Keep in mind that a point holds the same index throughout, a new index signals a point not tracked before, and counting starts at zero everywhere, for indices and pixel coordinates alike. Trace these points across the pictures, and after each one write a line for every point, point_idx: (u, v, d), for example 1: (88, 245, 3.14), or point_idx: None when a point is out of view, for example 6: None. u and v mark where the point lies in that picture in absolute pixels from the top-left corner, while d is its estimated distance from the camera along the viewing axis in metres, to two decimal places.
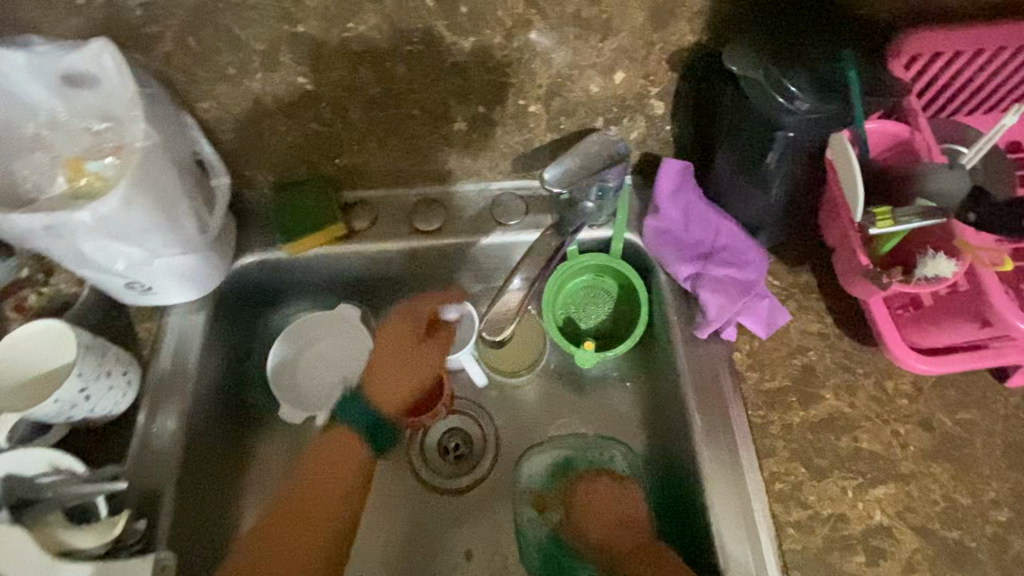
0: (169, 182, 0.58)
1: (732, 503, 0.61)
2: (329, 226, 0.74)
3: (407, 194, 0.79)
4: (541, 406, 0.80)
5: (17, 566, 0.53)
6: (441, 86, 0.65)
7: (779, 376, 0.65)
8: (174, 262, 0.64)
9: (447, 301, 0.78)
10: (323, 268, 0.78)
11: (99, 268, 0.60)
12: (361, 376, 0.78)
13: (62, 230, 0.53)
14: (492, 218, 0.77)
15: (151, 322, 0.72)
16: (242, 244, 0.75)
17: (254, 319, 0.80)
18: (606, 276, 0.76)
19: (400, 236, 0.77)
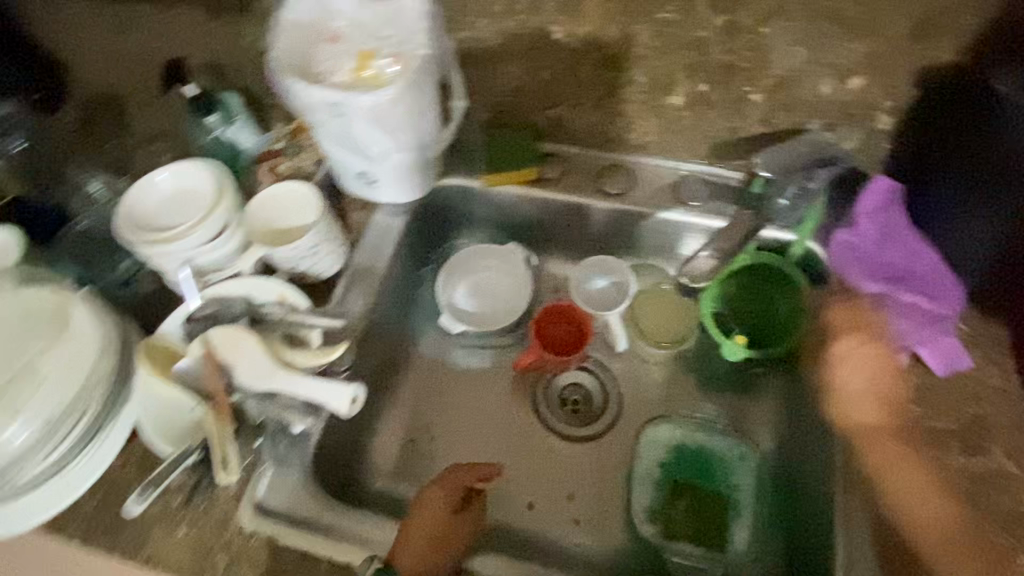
0: (428, 89, 0.68)
1: (868, 523, 0.61)
2: (526, 168, 0.81)
3: (597, 156, 0.82)
4: (668, 387, 0.84)
5: (247, 365, 0.60)
6: (676, 57, 0.69)
7: (946, 418, 0.63)
8: (404, 162, 0.73)
9: (606, 268, 0.85)
10: (507, 207, 0.86)
11: (351, 151, 0.70)
12: (515, 308, 0.86)
13: (343, 110, 0.64)
14: (676, 197, 0.79)
15: (361, 213, 0.82)
16: (448, 166, 0.84)
17: (437, 236, 0.90)
18: (770, 280, 0.77)
19: (586, 192, 0.81)
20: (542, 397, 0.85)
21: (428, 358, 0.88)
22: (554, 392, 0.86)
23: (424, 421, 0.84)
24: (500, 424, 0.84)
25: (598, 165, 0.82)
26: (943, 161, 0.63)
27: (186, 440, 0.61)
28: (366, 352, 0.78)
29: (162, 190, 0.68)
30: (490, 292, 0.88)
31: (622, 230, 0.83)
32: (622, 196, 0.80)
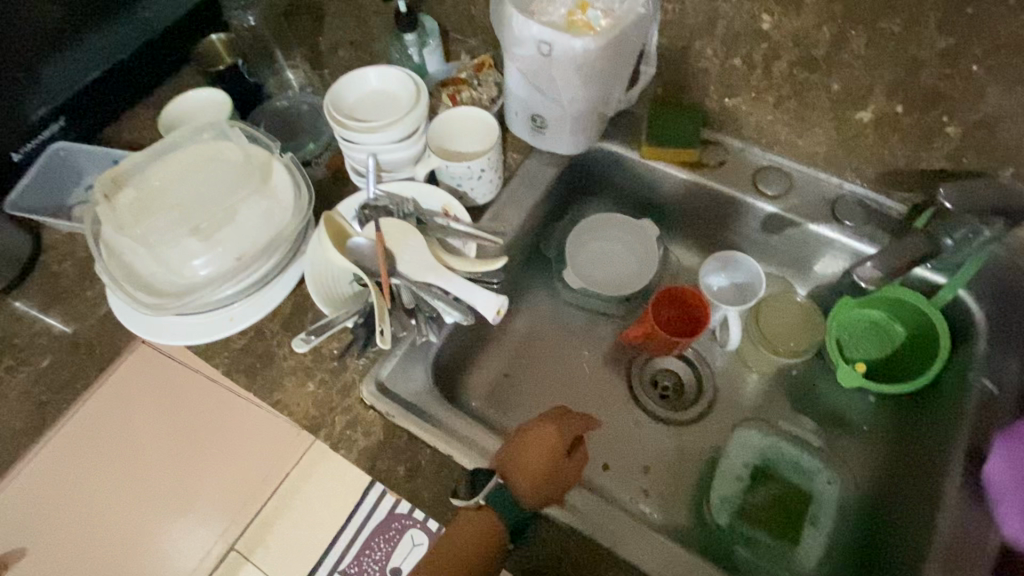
0: (627, 49, 0.71)
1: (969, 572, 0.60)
2: (690, 149, 0.83)
3: (760, 157, 0.84)
4: (766, 396, 0.84)
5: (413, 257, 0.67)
6: (883, 70, 0.68)
7: None
8: (580, 114, 0.77)
9: (727, 267, 0.86)
10: (654, 184, 0.88)
11: (537, 92, 0.74)
12: (636, 283, 0.88)
13: (550, 50, 0.68)
14: (832, 211, 0.80)
15: (517, 154, 0.86)
16: (610, 132, 0.86)
17: (575, 196, 0.92)
18: (905, 318, 0.77)
19: (741, 185, 0.83)
20: (636, 374, 0.87)
21: (539, 305, 0.92)
22: (648, 373, 0.87)
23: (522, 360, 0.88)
24: (592, 384, 0.86)
25: (757, 165, 0.84)
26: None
27: (344, 305, 0.69)
28: None
29: (366, 88, 0.75)
30: (614, 260, 0.90)
31: (766, 231, 0.84)
32: (777, 196, 0.81)
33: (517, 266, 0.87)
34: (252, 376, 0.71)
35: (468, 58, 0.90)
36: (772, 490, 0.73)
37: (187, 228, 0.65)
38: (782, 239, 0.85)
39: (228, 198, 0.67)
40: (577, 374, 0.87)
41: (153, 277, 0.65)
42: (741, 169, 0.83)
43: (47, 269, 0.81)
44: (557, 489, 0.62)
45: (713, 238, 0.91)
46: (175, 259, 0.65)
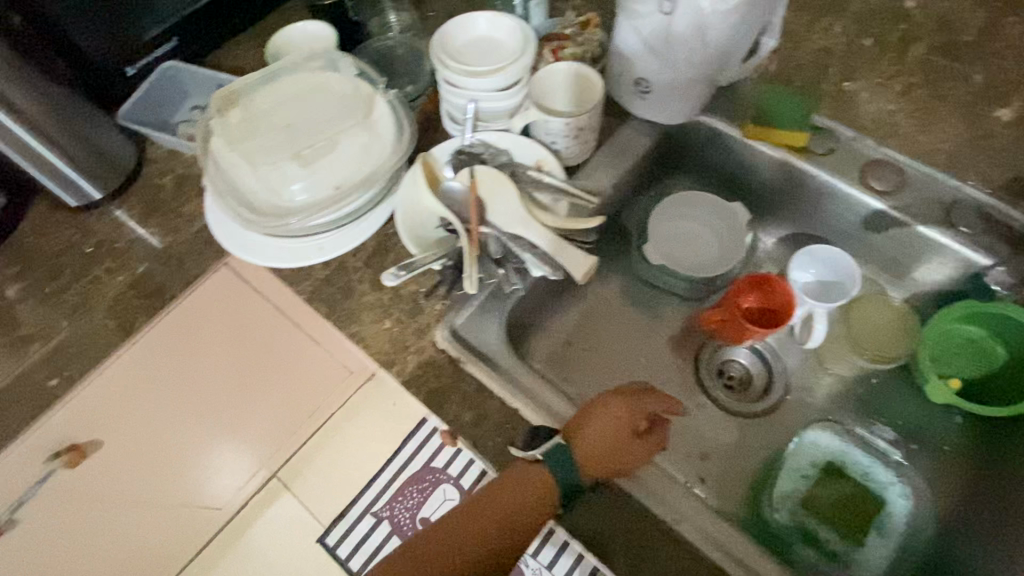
0: (755, 11, 0.68)
1: None
2: (799, 133, 0.78)
3: (869, 149, 0.78)
4: (838, 399, 0.81)
5: (507, 210, 0.68)
6: None
7: None
8: (695, 81, 0.73)
9: (817, 264, 0.81)
10: (752, 165, 0.83)
11: (651, 54, 0.71)
12: (718, 270, 0.85)
13: (673, 6, 0.65)
14: (947, 217, 0.74)
15: (612, 117, 0.82)
16: (711, 106, 0.82)
17: (663, 171, 0.88)
18: (1009, 338, 0.72)
19: (849, 178, 0.77)
20: (704, 361, 0.85)
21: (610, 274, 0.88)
22: (716, 361, 0.85)
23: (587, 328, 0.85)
24: (658, 363, 0.84)
25: (868, 156, 0.78)
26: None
27: (433, 247, 0.70)
28: None
29: (474, 33, 0.73)
30: (702, 239, 0.87)
31: (869, 229, 0.80)
32: (887, 194, 0.76)
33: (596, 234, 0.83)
34: (330, 304, 0.72)
35: (573, 15, 0.87)
36: (821, 493, 0.71)
37: (290, 153, 0.66)
38: (886, 239, 0.79)
39: (328, 126, 0.67)
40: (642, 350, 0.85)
41: (257, 197, 0.67)
42: (851, 159, 0.78)
43: (148, 181, 0.85)
44: (622, 466, 0.61)
45: (807, 231, 0.86)
46: (274, 181, 0.65)
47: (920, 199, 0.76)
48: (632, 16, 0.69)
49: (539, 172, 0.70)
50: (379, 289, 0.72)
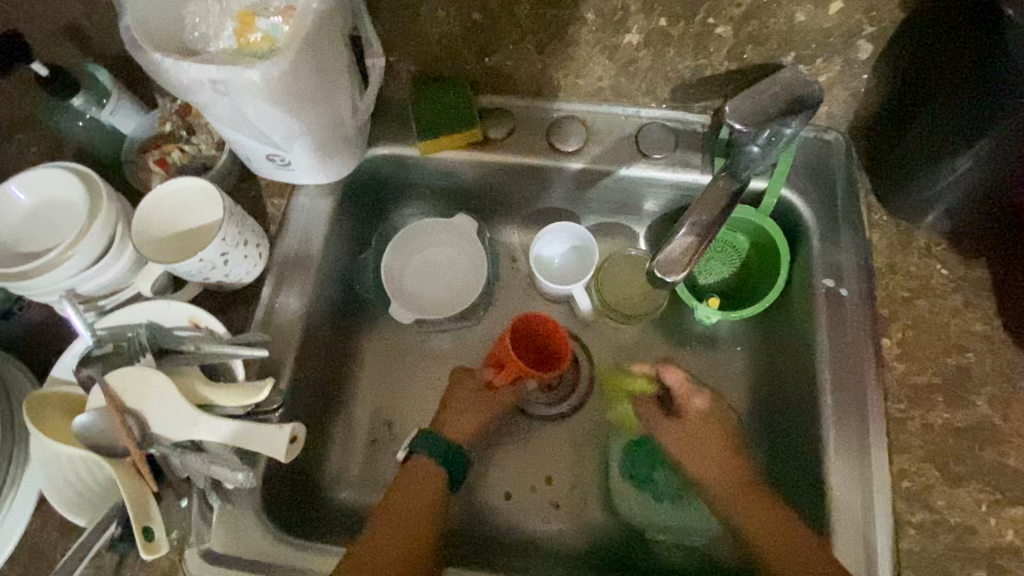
0: (270, 113, 0.53)
1: (932, 373, 0.59)
2: (465, 129, 0.69)
3: (550, 109, 0.71)
4: (710, 363, 0.74)
5: (158, 411, 0.50)
6: (678, 57, 0.63)
7: (929, 371, 0.59)
8: (291, 131, 0.56)
9: (580, 240, 0.75)
10: (530, 192, 0.75)
11: (254, 133, 0.56)
12: (580, 264, 0.76)
13: (228, 88, 0.50)
14: (636, 147, 0.70)
15: (390, 170, 0.73)
16: (484, 175, 0.73)
17: (459, 210, 0.79)
18: (739, 232, 0.72)
19: (536, 151, 0.70)
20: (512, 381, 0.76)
21: (384, 340, 0.78)
22: None
23: (397, 429, 0.74)
24: (521, 453, 0.74)
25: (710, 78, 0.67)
26: (938, 92, 0.55)
27: (103, 503, 0.51)
28: (306, 367, 0.67)
29: (261, 153, 0.60)
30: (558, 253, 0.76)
31: (581, 187, 0.73)
32: (577, 154, 0.70)
33: (418, 280, 0.77)
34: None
35: (166, 99, 0.69)
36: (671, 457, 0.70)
37: None
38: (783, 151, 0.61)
39: (92, 320, 0.56)
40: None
41: None
42: (716, 89, 0.66)
43: None
44: None
45: (528, 209, 0.78)
46: None
47: (765, 98, 0.57)
48: (332, 154, 0.63)
49: (193, 331, 0.55)
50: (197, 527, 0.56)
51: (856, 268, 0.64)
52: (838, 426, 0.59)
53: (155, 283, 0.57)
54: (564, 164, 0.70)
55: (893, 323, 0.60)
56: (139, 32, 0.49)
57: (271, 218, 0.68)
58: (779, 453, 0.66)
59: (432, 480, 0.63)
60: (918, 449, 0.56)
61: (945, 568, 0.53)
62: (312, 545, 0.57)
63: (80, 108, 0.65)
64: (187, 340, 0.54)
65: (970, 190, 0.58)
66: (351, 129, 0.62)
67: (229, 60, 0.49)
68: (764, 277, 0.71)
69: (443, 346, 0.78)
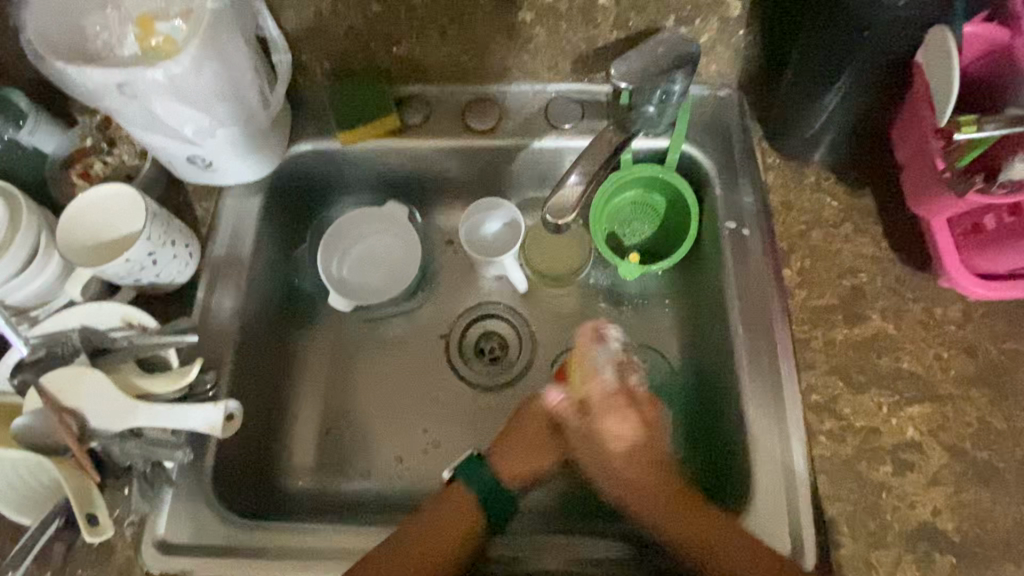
0: (180, 111, 0.56)
1: (830, 295, 0.63)
2: (381, 117, 0.72)
3: (461, 92, 0.75)
4: (641, 317, 0.78)
5: (95, 405, 0.52)
6: (570, 29, 0.67)
7: (828, 294, 0.63)
8: (206, 130, 0.59)
9: (502, 213, 0.79)
10: (453, 173, 0.78)
11: (169, 134, 0.58)
12: (506, 238, 0.78)
13: (134, 91, 0.52)
14: (547, 120, 0.74)
15: (315, 164, 0.75)
16: (408, 162, 0.76)
17: (389, 197, 0.82)
18: (653, 191, 0.75)
19: (453, 132, 0.74)
20: (457, 356, 0.79)
21: (330, 332, 0.80)
22: (469, 346, 0.80)
23: (350, 416, 0.76)
24: (471, 421, 0.76)
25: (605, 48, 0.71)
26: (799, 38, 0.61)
27: (53, 497, 0.52)
28: (247, 359, 0.68)
29: (181, 156, 0.62)
30: (494, 228, 0.79)
31: (501, 163, 0.77)
32: (491, 131, 0.74)
33: (357, 271, 0.80)
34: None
35: (84, 116, 0.71)
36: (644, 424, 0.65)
37: None
38: (676, 110, 0.67)
39: (24, 331, 0.57)
40: (418, 403, 0.77)
41: None
42: (611, 58, 0.71)
43: None
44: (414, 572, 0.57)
45: (454, 192, 0.81)
46: None
47: (649, 58, 0.62)
48: (253, 152, 0.66)
49: (127, 330, 0.56)
50: (151, 517, 0.58)
51: (755, 210, 0.69)
52: (750, 354, 0.64)
53: (84, 289, 0.59)
54: (480, 143, 0.74)
55: (791, 256, 0.65)
56: (41, 45, 0.52)
57: (200, 221, 0.70)
58: (708, 391, 0.71)
59: (470, 510, 0.61)
60: (823, 364, 0.61)
61: (854, 468, 0.57)
62: (271, 525, 0.60)
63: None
64: (122, 337, 0.56)
65: (841, 126, 0.63)
66: (266, 125, 0.65)
67: (131, 63, 0.52)
68: (680, 230, 0.76)
69: (389, 333, 0.80)
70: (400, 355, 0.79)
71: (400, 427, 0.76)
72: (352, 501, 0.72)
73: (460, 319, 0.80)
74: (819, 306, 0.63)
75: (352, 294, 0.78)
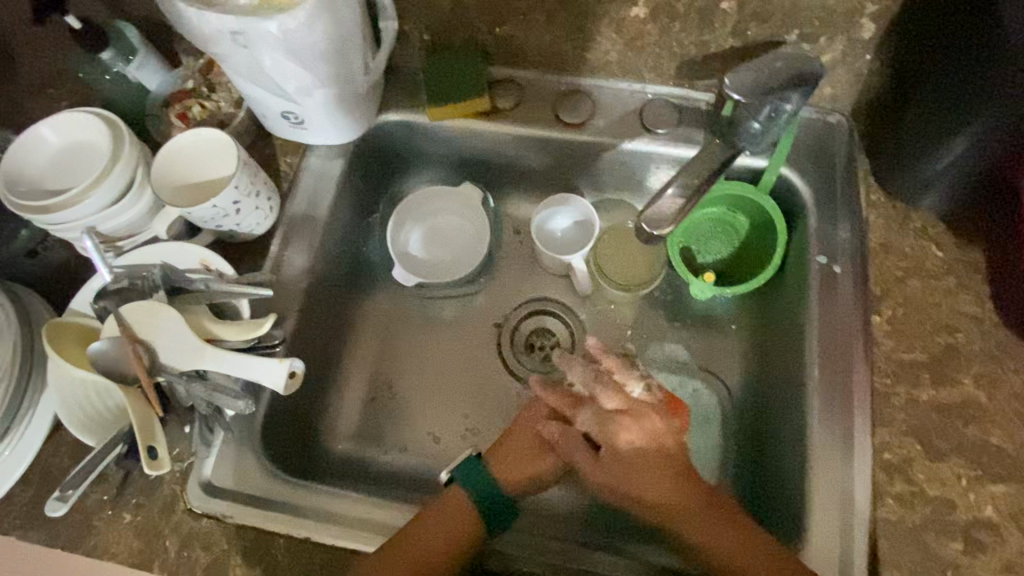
0: (285, 66, 0.56)
1: (920, 350, 0.59)
2: (473, 97, 0.71)
3: (557, 82, 0.73)
4: (704, 337, 0.75)
5: (167, 342, 0.53)
6: (684, 31, 0.64)
7: (918, 348, 0.59)
8: (306, 87, 0.59)
9: (576, 210, 0.77)
10: (535, 163, 0.77)
11: (271, 88, 0.59)
12: (576, 239, 0.77)
13: (246, 41, 0.52)
14: (640, 122, 0.71)
15: (399, 134, 0.75)
16: (491, 146, 0.75)
17: (465, 177, 0.81)
18: (739, 211, 0.72)
19: (542, 122, 0.72)
20: (508, 347, 0.78)
21: (387, 304, 0.80)
22: (522, 338, 0.78)
23: (396, 389, 0.77)
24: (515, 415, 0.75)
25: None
26: (934, 75, 0.56)
27: (118, 421, 0.54)
28: (309, 317, 0.69)
29: (277, 111, 0.63)
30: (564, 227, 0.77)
31: (586, 160, 0.75)
32: (582, 126, 0.71)
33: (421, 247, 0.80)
34: (157, 508, 0.57)
35: (190, 58, 0.72)
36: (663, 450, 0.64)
37: None
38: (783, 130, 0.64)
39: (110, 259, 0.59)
40: (464, 387, 0.76)
41: None
42: (721, 67, 0.67)
43: None
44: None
45: (531, 183, 0.80)
46: None
47: (766, 72, 0.58)
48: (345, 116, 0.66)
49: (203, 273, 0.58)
50: (201, 457, 0.59)
51: (851, 247, 0.65)
52: (823, 398, 0.60)
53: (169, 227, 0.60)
54: (568, 137, 0.72)
55: (884, 302, 0.61)
56: None
57: (282, 175, 0.71)
58: (767, 426, 0.67)
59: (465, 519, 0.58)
60: (901, 423, 0.57)
61: (920, 538, 0.54)
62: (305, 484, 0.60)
63: (109, 62, 0.68)
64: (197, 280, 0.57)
65: (965, 172, 0.58)
66: (363, 92, 0.65)
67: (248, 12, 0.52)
68: (761, 255, 0.72)
69: (443, 313, 0.80)
70: (453, 336, 0.79)
71: (443, 408, 0.75)
72: (385, 471, 0.73)
73: (516, 310, 0.79)
74: (906, 360, 0.59)
75: (416, 269, 0.78)
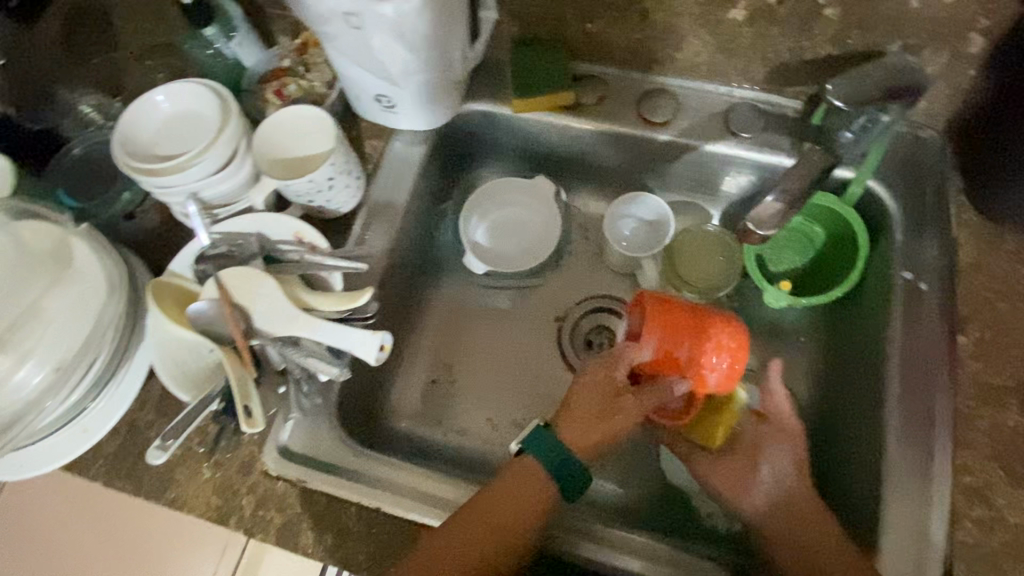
0: (391, 48, 0.57)
1: (1008, 375, 0.58)
2: (557, 92, 0.71)
3: (642, 80, 0.72)
4: (772, 347, 0.75)
5: (263, 310, 0.55)
6: (787, 36, 0.69)
7: (1005, 373, 0.58)
8: (404, 70, 0.60)
9: (649, 209, 0.77)
10: (611, 160, 0.77)
11: (371, 69, 0.60)
12: (648, 238, 0.76)
13: (359, 22, 0.54)
14: (724, 125, 0.69)
15: (480, 123, 0.76)
16: (569, 140, 0.75)
17: (538, 170, 0.82)
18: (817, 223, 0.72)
19: (624, 120, 0.71)
20: (569, 342, 0.78)
21: (454, 291, 0.82)
22: (583, 335, 0.79)
23: (457, 373, 0.78)
24: None
25: (809, 62, 0.68)
26: None
27: (211, 380, 0.57)
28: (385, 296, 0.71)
29: (371, 92, 0.65)
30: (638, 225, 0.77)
31: (664, 160, 0.74)
32: (666, 125, 0.70)
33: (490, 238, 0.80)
34: (234, 469, 0.59)
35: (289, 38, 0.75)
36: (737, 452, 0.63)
37: None
38: (876, 139, 0.62)
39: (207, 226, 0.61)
40: (525, 379, 0.77)
41: None
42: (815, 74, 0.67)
43: None
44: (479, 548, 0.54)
45: (603, 179, 0.80)
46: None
47: (866, 81, 0.58)
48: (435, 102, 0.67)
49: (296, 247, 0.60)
50: (278, 424, 0.61)
51: (938, 265, 0.63)
52: (902, 416, 0.59)
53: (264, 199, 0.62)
54: (650, 136, 0.71)
55: (971, 323, 0.60)
56: None
57: (367, 156, 0.72)
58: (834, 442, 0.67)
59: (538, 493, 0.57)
60: (983, 447, 0.56)
61: (999, 566, 0.52)
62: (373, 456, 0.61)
63: (211, 37, 0.71)
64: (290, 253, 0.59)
65: None
66: (456, 79, 0.67)
67: None
68: (838, 269, 0.71)
69: (507, 304, 0.81)
70: (517, 328, 0.79)
71: (503, 397, 0.76)
72: (443, 454, 0.74)
73: (579, 307, 0.80)
74: (992, 384, 0.58)
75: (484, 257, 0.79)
